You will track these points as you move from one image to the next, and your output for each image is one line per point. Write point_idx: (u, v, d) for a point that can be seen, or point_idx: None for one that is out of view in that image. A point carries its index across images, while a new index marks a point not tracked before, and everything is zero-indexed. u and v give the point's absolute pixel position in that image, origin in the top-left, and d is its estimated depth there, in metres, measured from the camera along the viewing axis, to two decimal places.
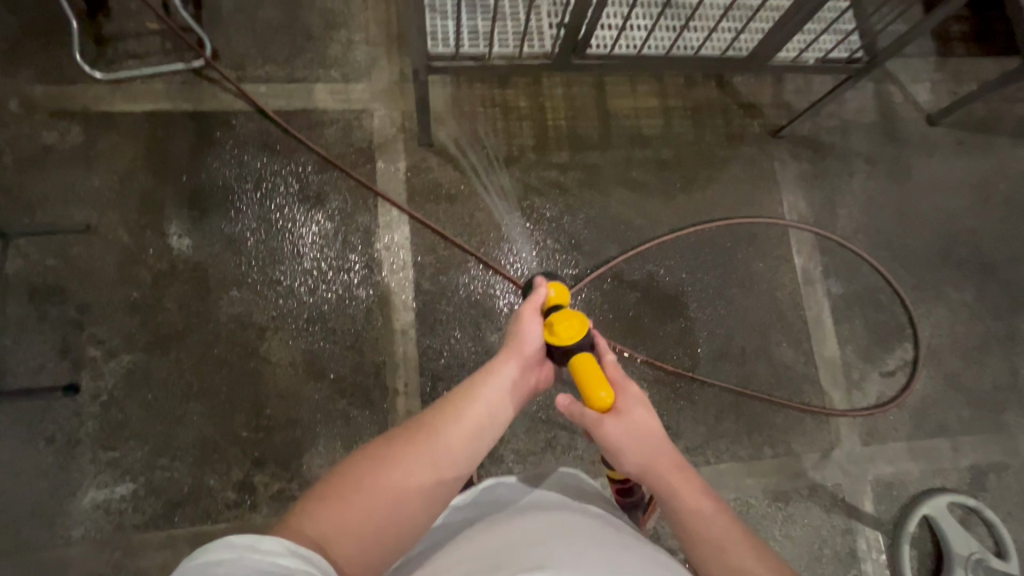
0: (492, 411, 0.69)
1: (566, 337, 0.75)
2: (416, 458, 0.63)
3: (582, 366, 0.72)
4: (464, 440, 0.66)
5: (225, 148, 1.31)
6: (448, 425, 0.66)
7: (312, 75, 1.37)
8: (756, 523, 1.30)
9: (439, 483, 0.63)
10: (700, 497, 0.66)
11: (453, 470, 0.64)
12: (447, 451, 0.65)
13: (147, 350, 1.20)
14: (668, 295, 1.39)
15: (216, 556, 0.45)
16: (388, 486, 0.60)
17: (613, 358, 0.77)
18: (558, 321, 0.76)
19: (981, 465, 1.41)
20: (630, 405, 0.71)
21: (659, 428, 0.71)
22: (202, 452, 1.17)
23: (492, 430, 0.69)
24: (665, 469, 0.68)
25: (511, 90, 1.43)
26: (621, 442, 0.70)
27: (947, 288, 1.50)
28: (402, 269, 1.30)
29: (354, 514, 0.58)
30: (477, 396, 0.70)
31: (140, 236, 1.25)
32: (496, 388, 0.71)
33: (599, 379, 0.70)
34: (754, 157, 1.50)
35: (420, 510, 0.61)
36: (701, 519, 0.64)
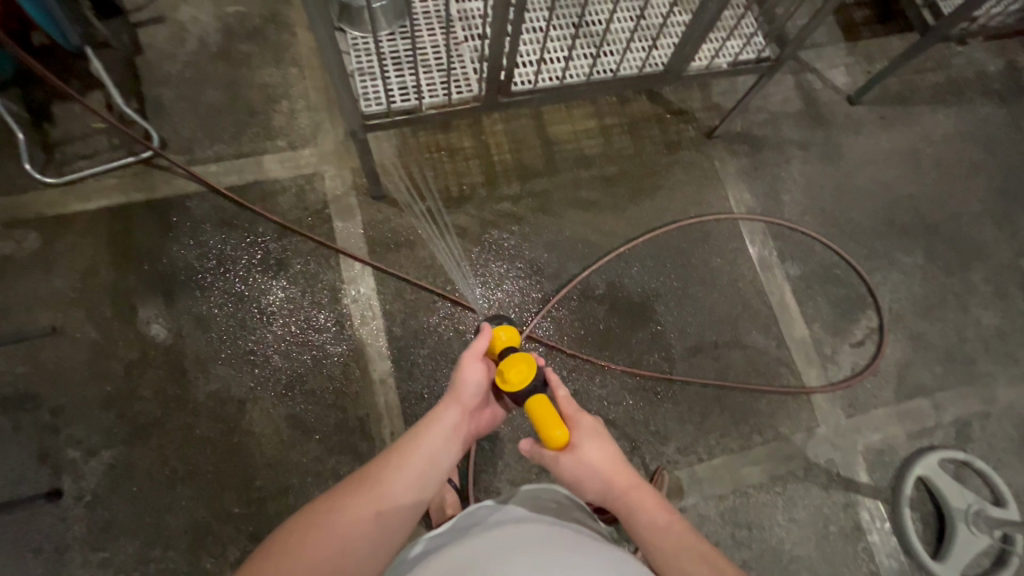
0: (435, 456, 0.73)
1: (517, 382, 0.76)
2: (362, 511, 0.65)
3: (537, 408, 0.73)
4: (407, 488, 0.69)
5: (182, 230, 1.34)
6: (392, 471, 0.69)
7: (260, 148, 1.42)
8: (759, 512, 1.31)
9: (386, 534, 0.66)
10: (654, 510, 0.69)
11: (398, 513, 0.67)
12: (392, 500, 0.67)
13: (128, 441, 1.19)
14: (635, 302, 1.43)
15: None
16: (336, 542, 0.62)
17: (566, 391, 0.78)
18: (507, 367, 0.77)
19: (963, 418, 1.44)
20: (584, 439, 0.73)
21: (614, 454, 0.73)
22: (196, 535, 1.15)
23: (436, 475, 0.72)
24: (620, 488, 0.71)
25: (453, 133, 1.49)
26: (579, 475, 0.72)
27: (898, 253, 1.57)
28: (373, 319, 1.33)
29: (302, 575, 0.58)
30: (420, 440, 0.73)
31: (108, 330, 1.26)
32: (439, 432, 0.75)
33: (554, 418, 0.72)
34: (695, 159, 1.58)
35: (366, 563, 0.64)
36: (658, 535, 0.67)
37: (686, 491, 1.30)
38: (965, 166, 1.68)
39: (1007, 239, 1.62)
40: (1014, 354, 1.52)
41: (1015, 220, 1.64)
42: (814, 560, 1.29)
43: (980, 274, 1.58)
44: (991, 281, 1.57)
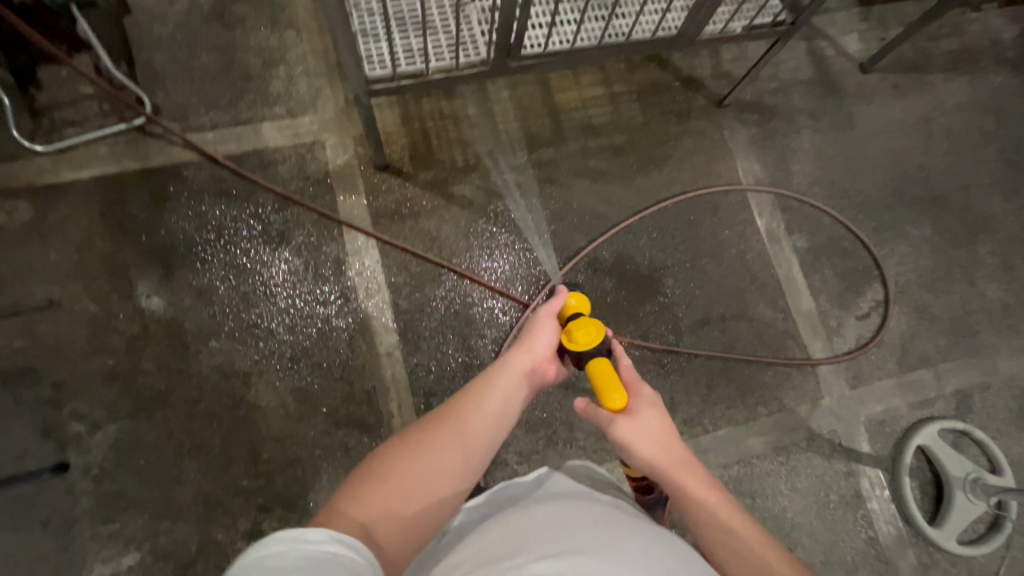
0: (507, 397, 0.74)
1: (583, 343, 0.83)
2: (444, 444, 0.66)
3: (598, 369, 0.80)
4: (486, 424, 0.70)
5: (180, 201, 1.30)
6: (472, 413, 0.70)
7: (258, 115, 1.37)
8: (762, 481, 1.33)
9: (467, 467, 0.67)
10: (704, 489, 0.70)
11: (478, 455, 0.68)
12: (471, 436, 0.68)
13: (133, 415, 1.18)
14: (642, 275, 1.41)
15: (266, 551, 0.48)
16: (420, 472, 0.63)
17: (627, 361, 0.85)
18: (576, 327, 0.84)
19: (964, 389, 1.46)
20: (640, 406, 0.77)
21: (665, 426, 0.76)
22: (206, 507, 1.15)
23: (509, 416, 0.74)
24: (671, 462, 0.72)
25: (457, 100, 1.44)
26: (633, 440, 0.74)
27: (906, 226, 1.56)
28: (378, 292, 1.31)
29: (393, 507, 0.60)
30: (495, 386, 0.74)
31: (107, 303, 1.23)
32: (509, 375, 0.77)
33: (614, 382, 0.77)
34: (704, 129, 1.54)
35: (450, 493, 0.65)
36: (708, 511, 0.68)
37: None
38: (976, 137, 1.66)
39: (1015, 212, 1.61)
40: (1016, 326, 1.52)
41: None
42: (815, 527, 1.32)
43: (986, 246, 1.57)
44: (997, 254, 1.57)
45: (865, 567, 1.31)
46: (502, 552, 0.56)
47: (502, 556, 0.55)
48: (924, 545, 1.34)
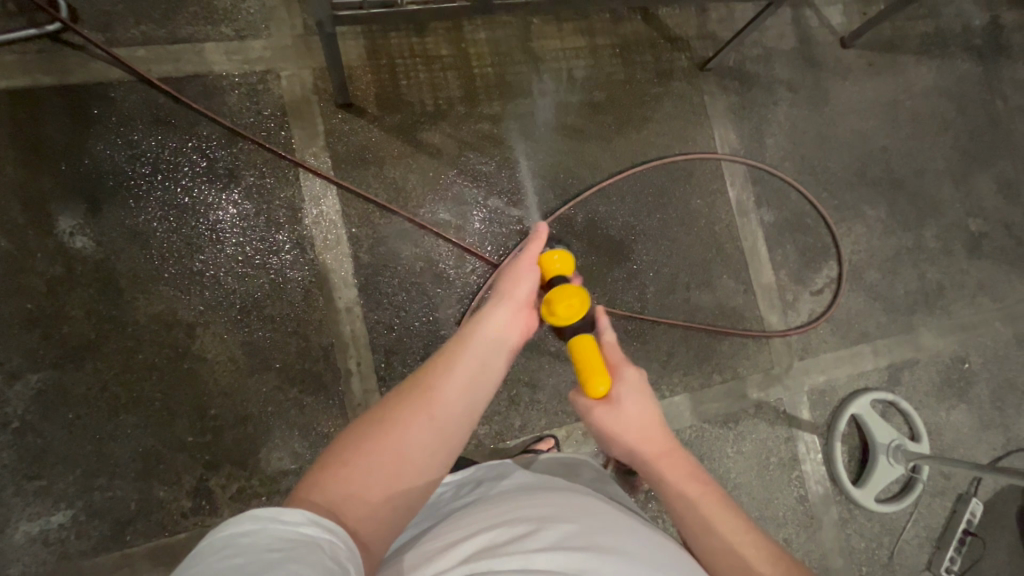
0: (482, 363, 0.73)
1: (565, 317, 0.81)
2: (414, 417, 0.64)
3: (580, 349, 0.79)
4: (459, 393, 0.68)
5: (109, 127, 1.14)
6: (445, 379, 0.68)
7: (200, 34, 1.20)
8: (711, 444, 1.39)
9: (441, 439, 0.65)
10: (686, 482, 0.75)
11: (453, 423, 0.66)
12: (445, 406, 0.66)
13: (58, 365, 1.07)
14: (613, 240, 1.39)
15: (240, 529, 0.48)
16: (390, 448, 0.62)
17: (610, 338, 0.87)
18: (558, 300, 0.80)
19: (896, 363, 1.56)
20: (626, 394, 0.81)
21: (651, 413, 0.80)
22: (147, 463, 1.08)
23: (485, 382, 0.72)
24: (654, 452, 0.78)
25: (430, 36, 1.32)
26: (617, 427, 0.79)
27: (864, 206, 1.61)
28: (338, 243, 1.22)
29: (364, 486, 0.59)
30: (470, 351, 0.73)
31: (22, 239, 1.08)
32: (485, 340, 0.75)
33: (596, 368, 0.78)
34: (686, 92, 1.49)
35: (424, 468, 0.63)
36: (691, 505, 0.73)
37: None
38: (936, 123, 1.70)
39: (961, 199, 1.69)
40: (948, 307, 1.63)
41: (971, 181, 1.71)
42: (754, 486, 1.41)
43: (932, 231, 1.65)
44: (941, 238, 1.66)
45: (793, 522, 1.42)
46: (500, 536, 0.56)
47: (501, 540, 0.55)
48: (846, 502, 1.46)
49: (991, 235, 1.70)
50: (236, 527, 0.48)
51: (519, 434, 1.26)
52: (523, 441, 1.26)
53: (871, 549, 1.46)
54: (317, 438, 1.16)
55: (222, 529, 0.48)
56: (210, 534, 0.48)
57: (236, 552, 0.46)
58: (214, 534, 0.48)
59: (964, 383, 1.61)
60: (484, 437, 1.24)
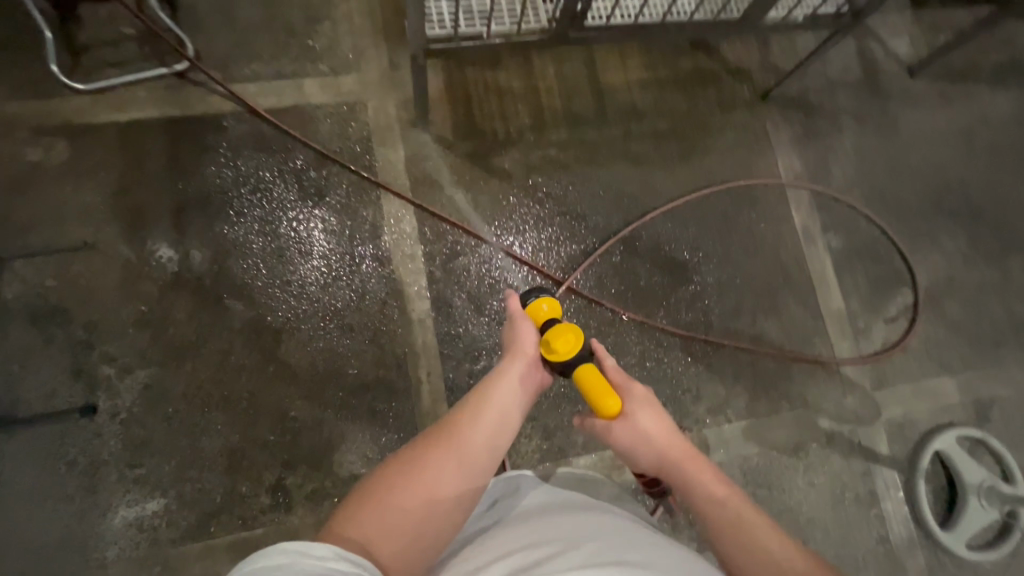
0: (505, 410, 0.76)
1: (564, 352, 0.84)
2: (442, 458, 0.69)
3: (585, 377, 0.83)
4: (483, 438, 0.72)
5: (220, 153, 1.28)
6: (469, 425, 0.73)
7: (301, 72, 1.34)
8: (780, 475, 1.34)
9: (467, 478, 0.69)
10: (714, 483, 0.76)
11: (478, 466, 0.70)
12: (469, 450, 0.71)
13: (162, 364, 1.16)
14: (676, 262, 1.41)
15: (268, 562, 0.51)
16: (420, 488, 0.67)
17: (612, 362, 0.88)
18: (554, 337, 0.84)
19: (984, 399, 1.47)
20: (637, 407, 0.83)
21: (665, 421, 0.82)
22: (233, 460, 1.15)
23: (508, 428, 0.75)
24: (677, 457, 0.80)
25: (503, 71, 1.42)
26: (632, 442, 0.82)
27: (939, 233, 1.55)
28: (412, 259, 1.30)
29: (393, 524, 0.64)
30: (493, 398, 0.76)
31: (141, 249, 1.21)
32: (508, 388, 0.78)
33: (604, 389, 0.81)
34: (748, 120, 1.52)
35: (452, 507, 0.68)
36: (718, 506, 0.73)
37: (711, 451, 1.33)
38: (1015, 150, 1.65)
39: None
40: None
41: None
42: (829, 523, 1.33)
43: (1017, 260, 1.57)
44: None
45: (875, 566, 1.32)
46: (529, 559, 0.60)
47: (527, 563, 0.59)
48: (933, 548, 1.35)
49: None
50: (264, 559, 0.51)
51: (581, 451, 1.27)
52: (585, 463, 1.26)
53: None
54: (387, 444, 1.20)
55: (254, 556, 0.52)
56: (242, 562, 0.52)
57: None
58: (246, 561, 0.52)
59: None
60: (546, 452, 1.25)
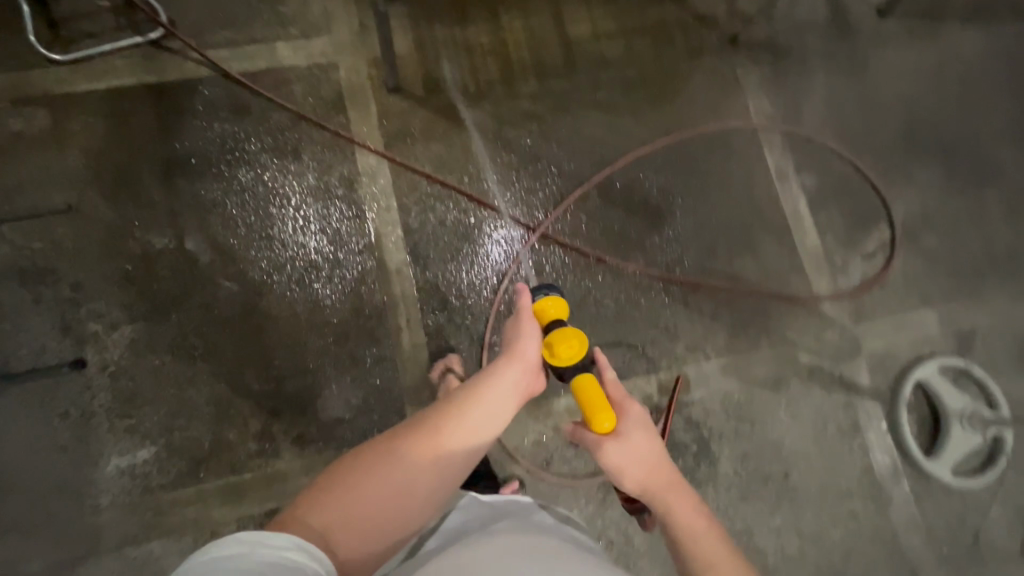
0: (489, 414, 0.78)
1: (566, 358, 0.82)
2: (417, 461, 0.71)
3: (583, 388, 0.80)
4: (461, 440, 0.75)
5: (197, 117, 1.31)
6: (451, 426, 0.75)
7: (272, 36, 1.37)
8: (761, 409, 1.35)
9: (439, 480, 0.72)
10: (693, 517, 0.74)
11: (450, 468, 0.73)
12: (446, 451, 0.73)
13: (148, 319, 1.20)
14: (650, 206, 1.43)
15: (228, 551, 0.54)
16: (391, 483, 0.69)
17: (612, 374, 0.87)
18: (559, 341, 0.83)
19: (965, 330, 1.47)
20: (630, 429, 0.80)
21: (656, 448, 0.80)
22: (219, 409, 1.18)
23: (488, 433, 0.77)
24: (662, 488, 0.77)
25: (471, 27, 1.45)
26: (621, 465, 0.78)
27: (914, 169, 1.56)
28: (388, 212, 1.32)
29: (359, 512, 0.67)
30: (480, 401, 0.78)
31: (124, 211, 1.24)
32: (497, 392, 0.80)
33: (602, 405, 0.79)
34: (717, 66, 1.54)
35: (419, 504, 0.71)
36: (691, 538, 0.72)
37: (691, 388, 1.35)
38: (990, 85, 1.65)
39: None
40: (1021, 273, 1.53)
41: None
42: (811, 454, 1.34)
43: (994, 193, 1.57)
44: (1006, 201, 1.57)
45: (859, 494, 1.34)
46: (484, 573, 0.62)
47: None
48: (919, 476, 1.36)
49: None
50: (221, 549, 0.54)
51: (561, 392, 1.29)
52: (567, 403, 1.29)
53: (952, 529, 1.34)
54: (369, 390, 1.23)
55: (212, 545, 0.55)
56: (197, 551, 0.54)
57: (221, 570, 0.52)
58: (202, 550, 0.54)
59: None
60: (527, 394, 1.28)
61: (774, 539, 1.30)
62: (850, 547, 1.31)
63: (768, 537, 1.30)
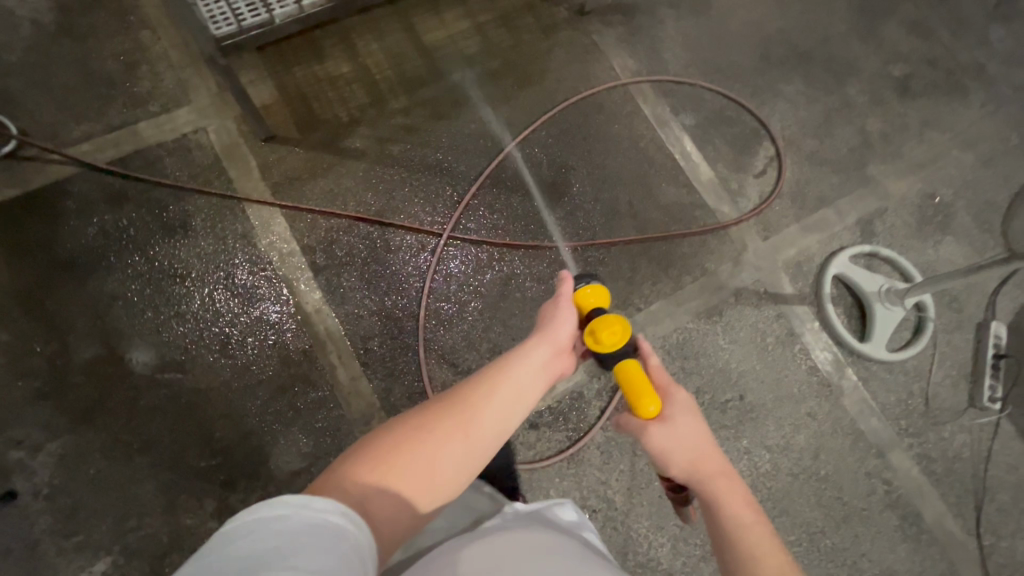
0: (521, 391, 0.72)
1: (609, 344, 0.80)
2: (449, 433, 0.64)
3: (628, 373, 0.78)
4: (494, 416, 0.68)
5: (73, 216, 1.28)
6: (483, 400, 0.68)
7: (131, 117, 1.36)
8: (700, 342, 1.40)
9: (470, 459, 0.65)
10: (740, 507, 0.70)
11: (483, 442, 0.66)
12: (481, 425, 0.66)
13: (72, 429, 1.16)
14: (547, 182, 1.46)
15: (270, 512, 0.49)
16: (427, 452, 0.63)
17: (656, 362, 0.83)
18: (602, 327, 0.79)
19: (865, 217, 1.56)
20: (677, 412, 0.77)
21: (704, 432, 0.76)
22: (169, 497, 1.15)
23: (520, 409, 0.71)
24: (709, 474, 0.73)
25: (329, 60, 1.47)
26: (666, 448, 0.75)
27: (780, 84, 1.65)
28: (292, 256, 1.32)
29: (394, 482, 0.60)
30: (511, 376, 0.72)
31: (19, 329, 1.20)
32: (529, 370, 0.74)
33: (647, 391, 0.76)
34: (574, 36, 1.60)
35: (452, 478, 0.64)
36: (749, 533, 0.67)
37: None
38: None
39: (874, 51, 1.73)
40: (898, 152, 1.64)
41: (879, 33, 1.74)
42: (760, 372, 1.39)
43: (855, 87, 1.68)
44: (868, 92, 1.68)
45: (812, 395, 1.39)
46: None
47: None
48: (860, 362, 1.43)
49: (917, 75, 1.72)
50: (259, 515, 0.49)
51: None
52: None
53: (904, 402, 1.41)
54: (318, 435, 1.21)
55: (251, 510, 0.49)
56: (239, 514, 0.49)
57: (264, 537, 0.48)
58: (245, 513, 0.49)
59: (942, 218, 1.59)
60: None
61: (746, 461, 1.33)
62: (817, 446, 1.36)
63: (740, 460, 1.33)
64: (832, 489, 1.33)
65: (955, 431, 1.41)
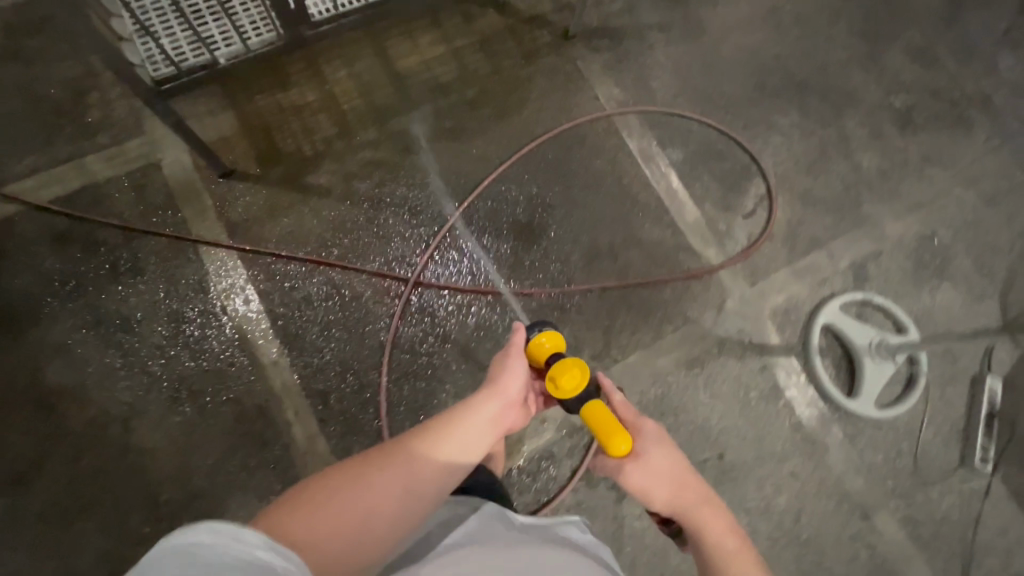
0: (469, 441, 0.70)
1: (568, 389, 0.77)
2: (392, 476, 0.63)
3: (594, 416, 0.74)
4: (438, 464, 0.66)
5: (15, 259, 1.21)
6: (428, 448, 0.66)
7: (78, 150, 1.28)
8: (679, 396, 1.33)
9: (411, 504, 0.62)
10: (724, 531, 0.75)
11: (427, 488, 0.64)
12: (424, 472, 0.64)
13: (10, 491, 1.10)
14: (522, 222, 1.38)
15: (192, 539, 0.41)
16: (369, 493, 0.61)
17: (621, 399, 0.84)
18: (560, 373, 0.77)
19: (858, 261, 1.48)
20: (649, 446, 0.78)
21: (678, 461, 0.78)
22: (111, 564, 1.09)
23: (467, 459, 0.69)
24: (692, 504, 0.76)
25: (293, 88, 1.38)
26: (646, 485, 0.76)
27: (774, 116, 1.57)
28: (248, 303, 1.25)
29: (331, 525, 0.57)
30: (459, 425, 0.70)
31: None
32: (479, 418, 0.72)
33: (618, 429, 0.73)
34: (557, 63, 1.50)
35: (394, 524, 0.61)
36: (730, 556, 0.72)
37: None
38: (825, 17, 1.66)
39: (875, 81, 1.63)
40: (897, 190, 1.55)
41: (882, 61, 1.65)
42: (741, 428, 1.33)
43: (854, 120, 1.59)
44: (866, 125, 1.59)
45: (795, 453, 1.33)
46: None
47: None
48: (847, 418, 1.36)
49: (920, 107, 1.63)
50: (189, 538, 0.41)
51: None
52: None
53: (891, 460, 1.35)
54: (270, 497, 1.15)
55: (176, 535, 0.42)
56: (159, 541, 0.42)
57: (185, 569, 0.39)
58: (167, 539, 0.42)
59: (940, 261, 1.51)
60: None
61: None
62: (799, 508, 1.30)
63: None
64: (813, 554, 1.28)
65: (944, 492, 1.35)
